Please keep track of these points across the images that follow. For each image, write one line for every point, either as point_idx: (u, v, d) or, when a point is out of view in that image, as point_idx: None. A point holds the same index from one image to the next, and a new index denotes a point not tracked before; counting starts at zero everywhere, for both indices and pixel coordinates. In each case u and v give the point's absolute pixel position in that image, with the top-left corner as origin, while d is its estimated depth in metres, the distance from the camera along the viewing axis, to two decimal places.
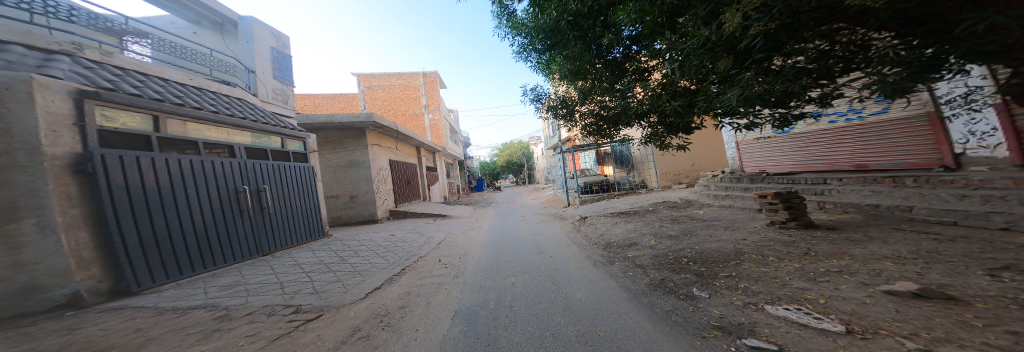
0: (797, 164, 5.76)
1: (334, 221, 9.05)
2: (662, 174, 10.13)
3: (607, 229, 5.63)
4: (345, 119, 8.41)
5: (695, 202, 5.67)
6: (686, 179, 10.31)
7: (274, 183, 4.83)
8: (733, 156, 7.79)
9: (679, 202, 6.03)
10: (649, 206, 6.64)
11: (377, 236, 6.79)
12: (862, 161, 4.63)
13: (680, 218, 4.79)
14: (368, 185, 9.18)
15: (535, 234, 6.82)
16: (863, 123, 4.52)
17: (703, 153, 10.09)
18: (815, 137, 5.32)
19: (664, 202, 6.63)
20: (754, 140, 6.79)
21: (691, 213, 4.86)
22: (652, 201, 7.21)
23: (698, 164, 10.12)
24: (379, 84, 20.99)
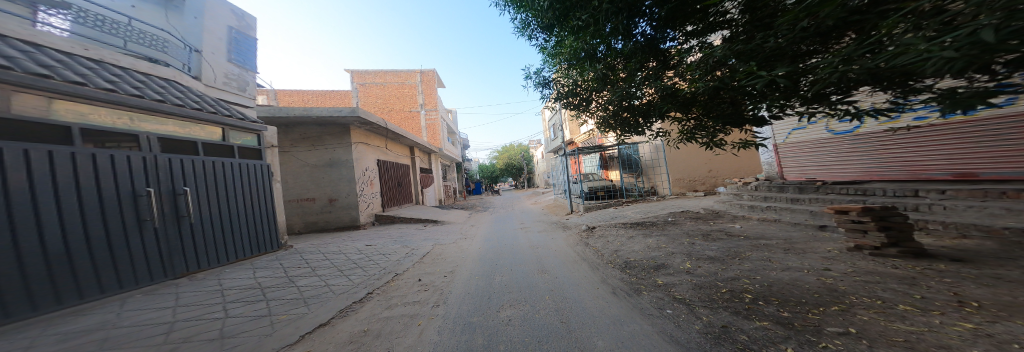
0: (861, 170, 5.16)
1: (308, 226, 8.00)
2: (675, 181, 9.31)
3: (623, 245, 4.75)
4: (323, 113, 7.34)
5: (725, 214, 4.89)
6: (703, 186, 9.39)
7: (205, 186, 3.91)
8: (769, 161, 7.23)
9: (704, 214, 5.25)
10: (668, 218, 5.80)
11: (351, 247, 5.79)
12: (968, 169, 3.89)
13: (716, 234, 3.95)
14: (350, 188, 8.11)
15: (536, 247, 5.95)
16: (972, 119, 3.81)
17: (723, 158, 9.21)
18: (887, 140, 4.68)
19: (684, 212, 5.86)
20: (800, 143, 6.26)
21: (726, 228, 4.05)
22: (669, 211, 6.40)
23: (715, 170, 9.27)
24: (373, 82, 20.08)
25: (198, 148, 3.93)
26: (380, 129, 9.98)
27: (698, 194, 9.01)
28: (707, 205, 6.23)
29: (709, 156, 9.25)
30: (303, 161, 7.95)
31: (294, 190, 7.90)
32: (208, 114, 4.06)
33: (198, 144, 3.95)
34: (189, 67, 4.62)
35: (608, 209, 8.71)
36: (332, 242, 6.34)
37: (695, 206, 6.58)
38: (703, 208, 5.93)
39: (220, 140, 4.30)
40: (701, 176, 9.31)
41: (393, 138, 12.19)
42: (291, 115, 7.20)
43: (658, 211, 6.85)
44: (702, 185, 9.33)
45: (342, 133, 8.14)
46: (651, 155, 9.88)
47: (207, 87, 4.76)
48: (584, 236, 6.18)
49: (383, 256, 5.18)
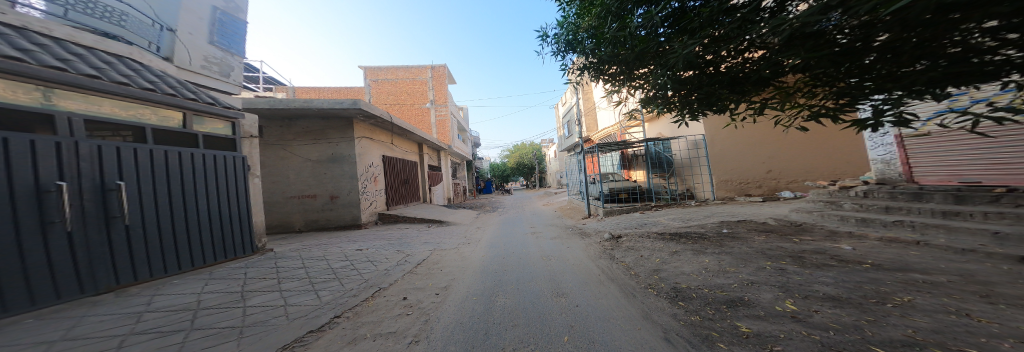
0: None
1: (308, 225, 7.56)
2: (720, 183, 7.89)
3: (663, 262, 3.69)
4: (324, 105, 6.83)
5: (813, 228, 3.68)
6: (759, 189, 7.82)
7: (161, 181, 3.42)
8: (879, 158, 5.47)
9: (777, 226, 4.05)
10: (716, 229, 4.61)
11: (337, 250, 5.21)
12: None
13: (803, 259, 2.81)
14: (353, 185, 7.64)
15: (549, 258, 5.00)
16: None
17: (785, 157, 7.68)
18: None
19: (744, 222, 4.66)
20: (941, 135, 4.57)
21: (830, 252, 2.93)
22: (717, 219, 5.24)
23: (776, 170, 7.73)
24: (386, 78, 20.12)
25: (150, 135, 3.39)
26: (387, 124, 9.49)
27: (753, 199, 7.50)
28: (769, 214, 4.92)
29: (766, 153, 7.76)
30: (305, 157, 7.51)
31: (294, 187, 7.47)
32: (163, 96, 3.49)
33: (150, 130, 3.41)
34: (161, 48, 4.18)
35: (635, 214, 7.53)
36: (325, 244, 5.83)
37: (754, 214, 5.26)
38: (767, 217, 4.65)
39: (180, 127, 3.78)
40: (755, 177, 7.81)
41: (402, 134, 11.73)
42: (291, 107, 6.74)
43: (700, 219, 5.61)
44: (757, 188, 7.82)
45: (345, 127, 7.67)
46: (686, 153, 8.55)
47: (179, 69, 4.36)
48: (607, 247, 5.12)
49: (370, 264, 4.55)
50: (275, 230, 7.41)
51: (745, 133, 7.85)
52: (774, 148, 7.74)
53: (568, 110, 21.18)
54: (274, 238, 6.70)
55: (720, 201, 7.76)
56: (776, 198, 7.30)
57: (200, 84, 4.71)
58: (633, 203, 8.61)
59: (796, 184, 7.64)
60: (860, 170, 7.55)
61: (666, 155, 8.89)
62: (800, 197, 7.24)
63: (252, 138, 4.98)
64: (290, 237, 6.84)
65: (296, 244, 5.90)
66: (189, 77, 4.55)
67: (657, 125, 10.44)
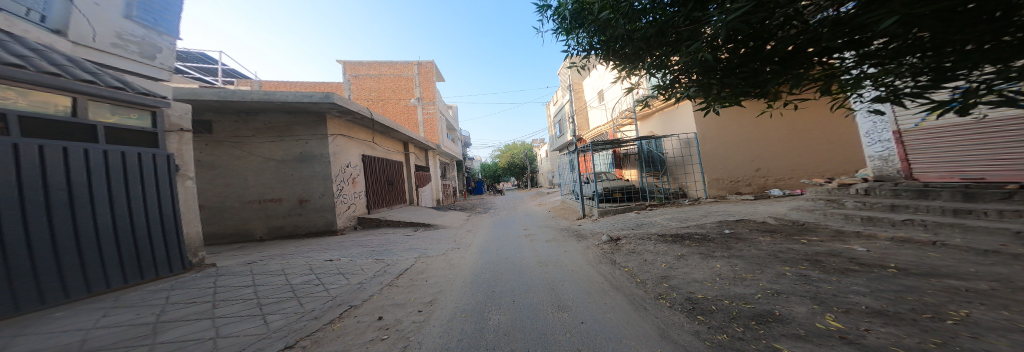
0: None
1: (272, 232, 6.72)
2: (712, 181, 7.92)
3: (669, 268, 3.45)
4: (289, 97, 6.03)
5: (817, 228, 3.57)
6: (750, 187, 7.91)
7: (44, 187, 2.61)
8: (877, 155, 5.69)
9: (780, 227, 3.98)
10: (719, 231, 4.44)
11: (300, 263, 4.64)
12: None
13: (819, 264, 2.62)
14: (325, 187, 6.89)
15: (546, 264, 4.65)
16: None
17: (774, 155, 7.79)
18: None
19: (747, 222, 4.58)
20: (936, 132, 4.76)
21: (844, 253, 2.79)
22: (715, 219, 5.23)
23: (764, 169, 7.83)
24: (368, 74, 18.99)
25: (16, 125, 2.47)
26: (366, 121, 8.72)
27: (744, 197, 7.56)
28: (780, 211, 4.70)
29: (756, 151, 7.83)
30: (267, 156, 6.64)
31: (255, 190, 6.59)
32: (45, 75, 2.62)
33: (16, 118, 2.49)
34: (47, 18, 3.13)
35: (630, 214, 7.38)
36: (290, 257, 5.13)
37: (759, 214, 5.06)
38: (770, 218, 4.56)
39: (68, 114, 2.91)
40: (744, 175, 7.89)
41: (383, 132, 10.94)
42: (253, 103, 6.00)
43: (697, 219, 5.51)
44: (747, 186, 7.91)
45: (316, 123, 6.91)
46: (678, 151, 8.53)
47: (80, 45, 3.40)
48: (605, 251, 4.84)
49: (340, 278, 4.00)
50: (232, 239, 6.52)
51: (735, 129, 7.90)
52: (765, 146, 7.84)
53: (557, 110, 20.97)
54: (232, 249, 5.96)
55: (711, 200, 7.79)
56: (766, 196, 7.31)
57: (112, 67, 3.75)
58: (628, 202, 8.57)
59: (783, 182, 7.76)
60: (845, 170, 7.75)
61: (658, 154, 8.97)
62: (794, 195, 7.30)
63: (183, 132, 4.17)
64: (251, 247, 6.04)
65: (255, 256, 5.17)
66: (95, 56, 3.56)
67: (649, 123, 10.39)
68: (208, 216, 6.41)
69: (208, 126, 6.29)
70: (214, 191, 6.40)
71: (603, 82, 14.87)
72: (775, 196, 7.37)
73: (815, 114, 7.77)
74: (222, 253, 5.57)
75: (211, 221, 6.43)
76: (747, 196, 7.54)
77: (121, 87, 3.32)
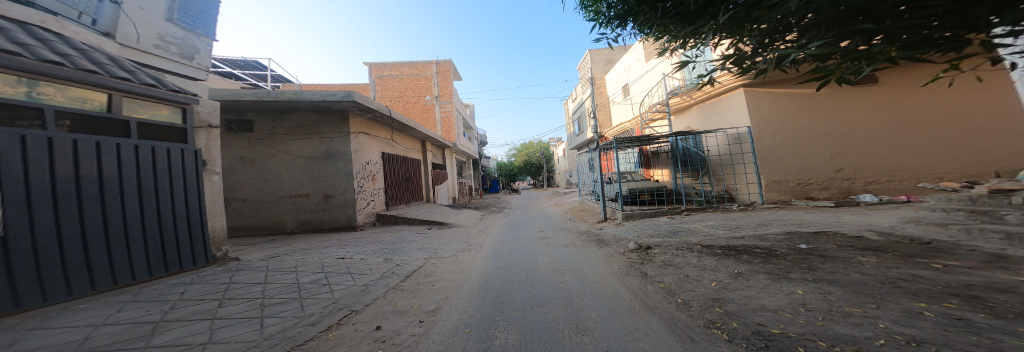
0: None
1: (301, 226, 7.32)
2: (772, 183, 6.64)
3: (725, 289, 2.65)
4: (316, 97, 6.47)
5: (894, 252, 2.82)
6: (827, 191, 6.48)
7: (75, 180, 2.70)
8: None
9: (856, 244, 3.17)
10: (755, 242, 3.73)
11: (315, 259, 4.72)
12: None
13: (927, 295, 1.92)
14: (347, 183, 7.49)
15: (562, 272, 4.12)
16: None
17: (863, 153, 6.31)
18: None
19: (828, 237, 3.55)
20: None
21: (969, 284, 2.01)
22: (782, 229, 4.19)
23: (849, 169, 6.37)
24: (390, 74, 19.96)
25: (52, 118, 2.60)
26: (384, 118, 9.21)
27: (825, 206, 5.96)
28: (806, 227, 4.09)
29: (838, 147, 6.42)
30: (299, 153, 7.25)
31: (287, 186, 7.18)
32: (85, 74, 2.76)
33: (52, 112, 2.61)
34: (98, 22, 3.41)
35: (662, 219, 6.43)
36: (311, 251, 5.47)
37: (801, 223, 4.34)
38: (840, 233, 3.62)
39: (103, 110, 3.05)
40: (823, 177, 6.48)
41: (402, 130, 11.38)
42: (284, 102, 6.48)
43: (758, 229, 4.42)
44: (823, 191, 6.50)
45: (341, 122, 7.51)
46: (724, 148, 7.36)
47: (125, 47, 3.64)
48: (632, 262, 4.10)
49: (348, 277, 3.93)
50: (268, 231, 7.14)
51: (811, 121, 6.54)
52: (846, 141, 6.41)
53: (578, 107, 20.20)
54: (264, 242, 6.24)
55: (767, 205, 6.60)
56: (855, 202, 5.80)
57: (154, 67, 4.00)
58: (659, 206, 7.56)
59: (875, 186, 6.26)
60: (977, 171, 5.96)
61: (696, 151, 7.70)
62: (910, 203, 5.60)
63: (211, 128, 4.42)
64: (281, 239, 6.47)
65: (281, 250, 5.52)
66: (138, 57, 3.80)
67: (684, 117, 9.24)
68: (248, 209, 7.06)
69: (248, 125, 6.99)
70: (253, 185, 7.03)
71: (629, 75, 13.87)
72: (867, 203, 5.82)
73: (920, 97, 6.19)
74: (256, 243, 6.10)
75: (250, 214, 7.06)
76: (818, 201, 6.20)
77: (155, 84, 3.47)
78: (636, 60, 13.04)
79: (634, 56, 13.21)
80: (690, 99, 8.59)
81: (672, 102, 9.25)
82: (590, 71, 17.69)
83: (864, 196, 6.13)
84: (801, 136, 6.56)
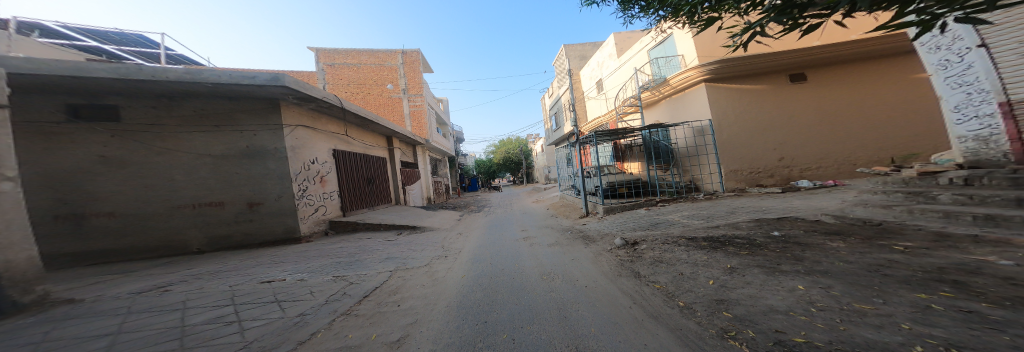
0: None
1: (212, 244, 6.11)
2: (731, 173, 7.37)
3: (726, 288, 2.58)
4: (222, 78, 5.34)
5: (854, 234, 3.00)
6: (772, 178, 7.35)
7: None
8: None
9: (813, 227, 3.45)
10: (727, 233, 3.95)
11: (222, 288, 3.75)
12: None
13: (879, 280, 2.05)
14: (281, 187, 6.44)
15: (552, 280, 4.10)
16: None
17: (799, 143, 7.21)
18: None
19: (783, 221, 3.94)
20: None
21: (931, 268, 2.11)
22: (750, 217, 4.54)
23: (788, 158, 7.27)
24: (344, 62, 17.56)
25: None
26: (332, 110, 7.93)
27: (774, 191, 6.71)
28: (764, 214, 4.49)
29: (780, 138, 7.27)
30: (202, 151, 5.93)
31: (189, 193, 5.89)
32: None
33: None
34: None
35: (644, 217, 6.58)
36: (225, 275, 4.49)
37: (762, 211, 4.73)
38: (795, 217, 3.95)
39: None
40: (768, 165, 7.32)
41: (359, 124, 10.02)
42: (184, 87, 5.41)
43: (729, 218, 4.80)
44: (769, 178, 7.34)
45: (269, 113, 6.35)
46: (690, 140, 8.11)
47: None
48: (622, 263, 4.17)
49: (273, 310, 3.17)
50: (162, 252, 5.79)
51: (758, 114, 7.36)
52: (786, 133, 7.28)
53: (554, 102, 20.12)
54: (157, 266, 5.22)
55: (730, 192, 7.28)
56: (796, 188, 6.54)
57: None
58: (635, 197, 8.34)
59: (809, 172, 7.20)
60: (878, 157, 7.08)
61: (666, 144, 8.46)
62: (835, 186, 6.46)
63: None
64: (186, 262, 5.50)
65: (178, 277, 4.59)
66: None
67: (655, 111, 9.90)
68: (120, 225, 5.50)
69: (112, 112, 5.40)
70: (127, 194, 5.52)
71: (602, 71, 14.18)
72: (806, 188, 6.58)
73: (840, 94, 7.20)
74: (142, 270, 5.04)
75: (131, 231, 5.57)
76: (769, 188, 6.89)
77: None
78: (608, 55, 13.37)
79: (606, 52, 13.51)
80: (660, 94, 9.29)
81: (644, 96, 9.91)
82: (565, 66, 17.62)
83: (802, 182, 6.94)
84: (750, 129, 7.31)
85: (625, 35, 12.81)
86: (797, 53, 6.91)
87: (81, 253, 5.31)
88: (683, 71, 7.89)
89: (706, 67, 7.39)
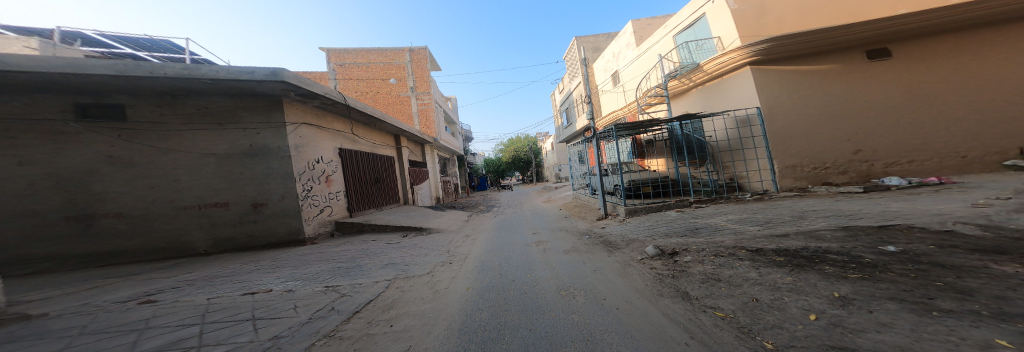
0: None
1: (218, 245, 5.83)
2: (782, 169, 6.25)
3: (845, 331, 1.68)
4: (220, 73, 5.07)
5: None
6: (846, 175, 6.16)
7: None
8: None
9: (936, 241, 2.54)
10: (804, 244, 3.01)
11: (200, 301, 3.31)
12: None
13: None
14: (286, 187, 6.17)
15: (574, 298, 3.34)
16: None
17: (880, 131, 6.03)
18: None
19: (880, 230, 3.01)
20: None
21: None
22: (822, 222, 3.61)
23: (865, 150, 6.08)
24: (354, 62, 17.72)
25: None
26: (336, 107, 7.80)
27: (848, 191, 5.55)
28: (849, 220, 3.49)
29: (853, 127, 6.11)
30: (205, 150, 5.70)
31: (193, 194, 5.63)
32: None
33: None
34: None
35: (678, 220, 5.61)
36: (217, 282, 4.10)
37: (841, 216, 3.73)
38: (912, 227, 2.96)
39: None
40: (841, 159, 6.14)
41: (366, 123, 10.12)
42: (184, 84, 5.16)
43: (796, 223, 3.82)
44: (841, 175, 6.16)
45: (271, 110, 6.11)
46: (731, 132, 7.01)
47: None
48: (660, 279, 3.31)
49: (243, 330, 2.63)
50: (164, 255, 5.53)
51: (820, 99, 6.21)
52: (862, 120, 6.11)
53: (565, 98, 19.16)
54: (161, 268, 4.89)
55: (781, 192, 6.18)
56: (883, 187, 5.27)
57: None
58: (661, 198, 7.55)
59: (895, 167, 5.99)
60: (1002, 147, 5.80)
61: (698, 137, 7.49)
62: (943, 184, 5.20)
63: None
64: (192, 264, 5.18)
65: (172, 282, 4.27)
66: None
67: (684, 102, 8.73)
68: (126, 226, 5.27)
69: (117, 111, 5.22)
70: (132, 194, 5.30)
71: (618, 62, 13.14)
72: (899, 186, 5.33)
73: (931, 72, 5.97)
74: (149, 271, 4.72)
75: (136, 232, 5.32)
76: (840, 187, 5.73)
77: None
78: (626, 45, 12.34)
79: (623, 41, 12.53)
80: (689, 82, 8.12)
81: (671, 85, 8.67)
82: (577, 58, 16.54)
83: (890, 179, 5.68)
84: (814, 117, 6.21)
85: (644, 22, 11.77)
86: (872, 25, 5.74)
87: (88, 255, 5.07)
88: (722, 53, 6.76)
89: (752, 47, 6.24)
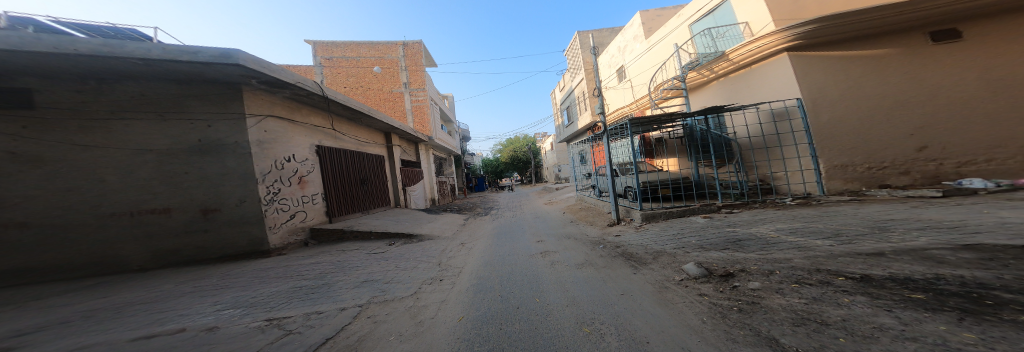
0: None
1: (158, 259, 4.85)
2: (830, 169, 5.61)
3: None
4: (152, 52, 4.12)
5: None
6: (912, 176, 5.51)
7: None
8: None
9: None
10: (924, 272, 2.16)
11: (72, 346, 2.34)
12: None
13: None
14: (245, 189, 5.23)
15: (602, 341, 2.40)
16: None
17: (950, 124, 5.33)
18: None
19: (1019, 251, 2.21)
20: None
21: None
22: (920, 239, 2.78)
23: (932, 145, 5.42)
24: (343, 56, 16.76)
25: None
26: (312, 99, 6.91)
27: (919, 196, 4.88)
28: (964, 236, 2.65)
29: (917, 121, 5.46)
30: (141, 146, 4.75)
31: (126, 198, 4.66)
32: None
33: None
34: None
35: (711, 229, 4.80)
36: (128, 313, 3.13)
37: (942, 229, 2.90)
38: None
39: None
40: (902, 158, 5.51)
41: (350, 118, 9.20)
42: (110, 67, 4.20)
43: (880, 237, 3.00)
44: (902, 176, 5.54)
45: (226, 100, 5.18)
46: (765, 128, 6.36)
47: None
48: (721, 314, 2.43)
49: None
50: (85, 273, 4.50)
51: (868, 90, 5.59)
52: (930, 113, 5.44)
53: (566, 95, 18.33)
54: (75, 290, 3.88)
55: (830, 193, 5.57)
56: (970, 191, 4.65)
57: None
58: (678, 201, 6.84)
59: (970, 168, 5.31)
60: None
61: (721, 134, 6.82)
62: None
63: None
64: (118, 283, 4.18)
65: (72, 309, 3.29)
66: None
67: (703, 96, 8.12)
68: (37, 238, 4.25)
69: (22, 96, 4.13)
70: (44, 200, 4.26)
71: (624, 56, 12.45)
72: (986, 190, 4.69)
73: (1008, 58, 5.26)
74: (55, 294, 3.72)
75: (50, 245, 4.29)
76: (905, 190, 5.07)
77: None
78: (634, 38, 11.62)
79: (630, 34, 11.83)
80: (711, 73, 7.51)
81: (691, 76, 7.97)
82: (580, 53, 15.71)
83: (971, 181, 5.01)
84: (871, 110, 5.57)
85: (654, 13, 11.04)
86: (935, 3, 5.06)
87: None
88: (755, 39, 6.12)
89: (791, 30, 5.60)
